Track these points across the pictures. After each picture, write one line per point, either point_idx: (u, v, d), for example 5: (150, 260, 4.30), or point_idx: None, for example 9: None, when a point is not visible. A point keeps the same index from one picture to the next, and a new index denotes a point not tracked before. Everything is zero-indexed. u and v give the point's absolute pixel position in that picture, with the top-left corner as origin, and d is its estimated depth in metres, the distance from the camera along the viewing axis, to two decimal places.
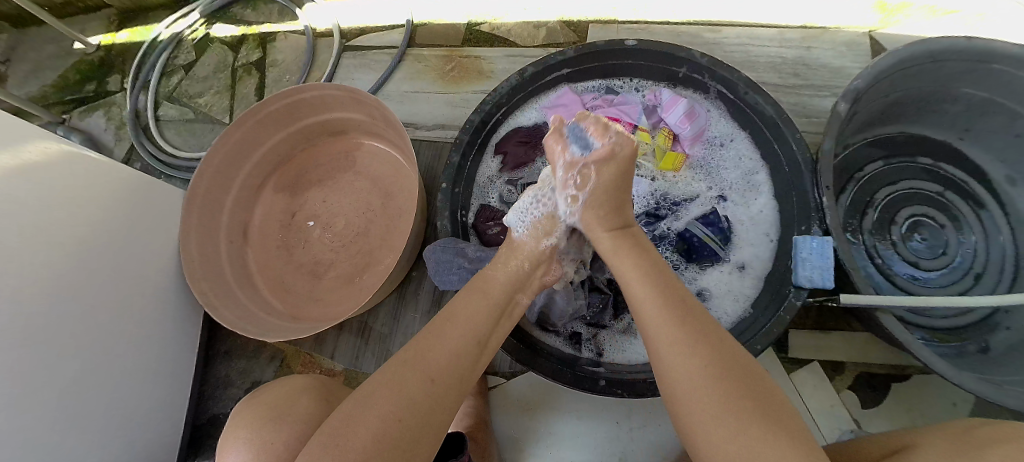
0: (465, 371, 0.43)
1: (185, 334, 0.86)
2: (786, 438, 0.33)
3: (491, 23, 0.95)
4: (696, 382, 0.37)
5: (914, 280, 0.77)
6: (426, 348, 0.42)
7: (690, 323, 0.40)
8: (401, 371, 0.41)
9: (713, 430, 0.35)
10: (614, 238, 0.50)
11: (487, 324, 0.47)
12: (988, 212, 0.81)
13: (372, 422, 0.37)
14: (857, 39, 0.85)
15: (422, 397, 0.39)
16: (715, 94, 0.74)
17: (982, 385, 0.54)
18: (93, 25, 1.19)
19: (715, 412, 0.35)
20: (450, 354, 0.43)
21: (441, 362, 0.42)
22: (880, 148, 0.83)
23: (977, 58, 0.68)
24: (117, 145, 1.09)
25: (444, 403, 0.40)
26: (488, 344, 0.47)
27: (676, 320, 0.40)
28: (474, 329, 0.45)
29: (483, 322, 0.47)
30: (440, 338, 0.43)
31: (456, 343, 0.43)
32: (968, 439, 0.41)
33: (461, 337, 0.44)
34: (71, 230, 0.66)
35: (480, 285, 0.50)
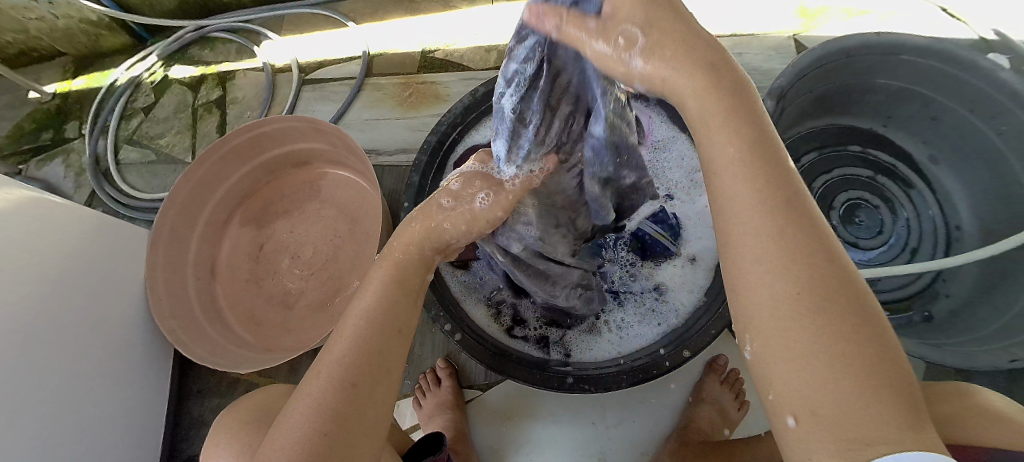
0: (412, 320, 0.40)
1: (154, 376, 0.84)
2: (871, 362, 0.23)
3: (445, 49, 1.00)
4: (768, 270, 0.26)
5: (857, 259, 0.83)
6: (333, 353, 0.36)
7: (777, 178, 0.27)
8: (309, 385, 0.35)
9: (775, 339, 0.25)
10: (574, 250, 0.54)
11: (404, 303, 0.39)
12: (918, 190, 0.88)
13: (295, 446, 0.32)
14: (783, 43, 0.93)
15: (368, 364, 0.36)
16: (656, 102, 0.79)
17: (917, 348, 0.59)
18: (48, 73, 1.18)
19: (784, 316, 0.25)
20: (356, 348, 0.35)
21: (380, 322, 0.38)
22: (814, 140, 0.90)
23: (886, 51, 0.75)
24: (77, 191, 1.07)
25: (373, 400, 0.35)
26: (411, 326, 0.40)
27: (763, 182, 0.27)
28: (385, 316, 0.38)
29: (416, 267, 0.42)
30: (346, 336, 0.36)
31: (365, 335, 0.36)
32: None
33: (373, 327, 0.37)
34: (35, 275, 0.65)
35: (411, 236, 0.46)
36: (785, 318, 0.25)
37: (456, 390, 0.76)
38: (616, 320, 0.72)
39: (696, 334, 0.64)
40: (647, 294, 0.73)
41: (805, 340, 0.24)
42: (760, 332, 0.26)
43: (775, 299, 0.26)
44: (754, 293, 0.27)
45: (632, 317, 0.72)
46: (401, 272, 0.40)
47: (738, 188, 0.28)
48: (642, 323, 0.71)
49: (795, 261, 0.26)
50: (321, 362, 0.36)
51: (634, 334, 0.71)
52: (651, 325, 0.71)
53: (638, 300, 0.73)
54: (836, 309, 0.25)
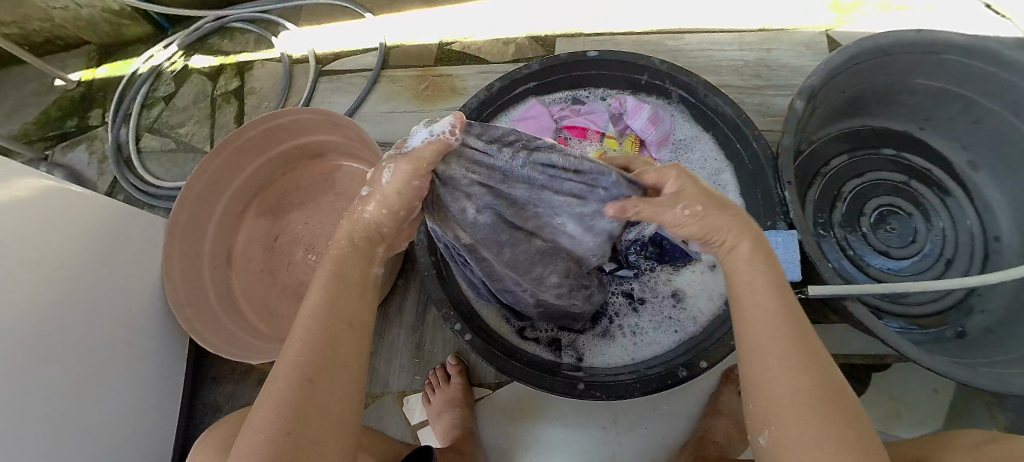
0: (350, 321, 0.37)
1: (169, 364, 0.85)
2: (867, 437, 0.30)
3: (462, 42, 0.98)
4: (788, 371, 0.33)
5: (886, 269, 0.79)
6: (288, 351, 0.35)
7: (796, 316, 0.36)
8: (270, 386, 0.33)
9: (782, 416, 0.32)
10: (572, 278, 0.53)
11: (352, 297, 0.39)
12: (955, 198, 0.83)
13: (258, 445, 0.31)
14: (815, 39, 0.89)
15: (308, 376, 0.33)
16: (677, 99, 0.76)
17: (953, 368, 0.56)
18: (74, 61, 1.20)
19: (795, 409, 0.32)
20: (312, 342, 0.35)
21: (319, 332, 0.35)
22: (844, 142, 0.86)
23: (928, 50, 0.71)
24: (100, 178, 1.09)
25: (341, 395, 0.35)
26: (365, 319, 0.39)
27: (784, 313, 0.36)
28: (328, 313, 0.37)
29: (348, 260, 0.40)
30: (304, 332, 0.35)
31: (315, 331, 0.35)
32: None
33: (324, 322, 0.36)
34: (54, 261, 0.66)
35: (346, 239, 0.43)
36: (796, 408, 0.32)
37: (466, 389, 0.76)
38: (631, 325, 0.70)
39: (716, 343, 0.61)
40: (664, 301, 0.71)
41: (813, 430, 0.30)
42: (776, 421, 0.32)
43: (789, 397, 0.32)
44: (767, 389, 0.34)
45: (648, 323, 0.70)
46: (343, 268, 0.39)
47: (761, 312, 0.36)
48: (659, 329, 0.69)
49: (807, 371, 0.33)
50: (280, 360, 0.35)
51: (649, 340, 0.69)
52: (668, 333, 0.69)
53: (654, 306, 0.71)
54: (841, 412, 0.31)
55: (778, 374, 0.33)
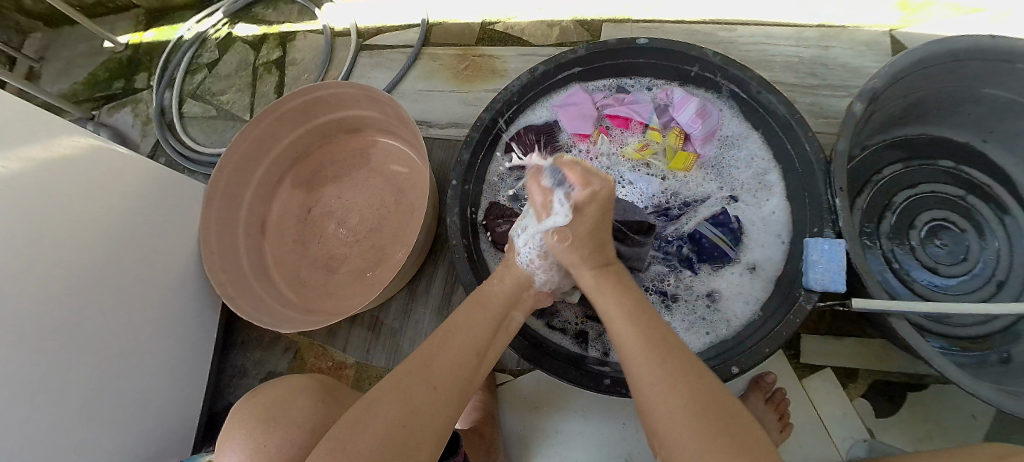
0: (465, 380, 0.44)
1: (202, 326, 0.88)
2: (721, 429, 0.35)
3: (506, 22, 0.96)
4: (666, 387, 0.39)
5: (933, 286, 0.75)
6: (429, 358, 0.43)
7: (656, 340, 0.43)
8: (406, 377, 0.41)
9: (671, 428, 0.37)
10: (598, 272, 0.53)
11: (486, 338, 0.49)
12: (1012, 216, 0.77)
13: (378, 434, 0.37)
14: (878, 38, 0.84)
15: (426, 402, 0.40)
16: (728, 94, 0.73)
17: (1000, 396, 0.52)
18: (122, 24, 1.23)
19: (680, 418, 0.36)
20: (451, 364, 0.44)
21: (446, 369, 0.43)
22: (899, 150, 0.81)
23: (1001, 58, 0.66)
24: (143, 141, 1.13)
25: (449, 410, 0.41)
26: (487, 359, 0.48)
27: (647, 337, 0.43)
28: (462, 341, 0.46)
29: (481, 335, 0.48)
30: (446, 349, 0.44)
31: (456, 355, 0.45)
32: None
33: (460, 346, 0.46)
34: (94, 218, 0.68)
35: (477, 299, 0.53)
36: (678, 418, 0.37)
37: (488, 373, 0.76)
38: None
39: (748, 350, 0.59)
40: (698, 301, 0.69)
41: (693, 434, 0.35)
42: (666, 435, 0.37)
43: (672, 407, 0.37)
44: (659, 407, 0.38)
45: (678, 323, 0.68)
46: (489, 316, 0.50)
47: (634, 343, 0.44)
48: (689, 329, 0.68)
49: (686, 383, 0.39)
50: (415, 362, 0.43)
51: None
52: (698, 334, 0.67)
53: (686, 306, 0.69)
54: (715, 414, 0.36)
55: (661, 392, 0.39)
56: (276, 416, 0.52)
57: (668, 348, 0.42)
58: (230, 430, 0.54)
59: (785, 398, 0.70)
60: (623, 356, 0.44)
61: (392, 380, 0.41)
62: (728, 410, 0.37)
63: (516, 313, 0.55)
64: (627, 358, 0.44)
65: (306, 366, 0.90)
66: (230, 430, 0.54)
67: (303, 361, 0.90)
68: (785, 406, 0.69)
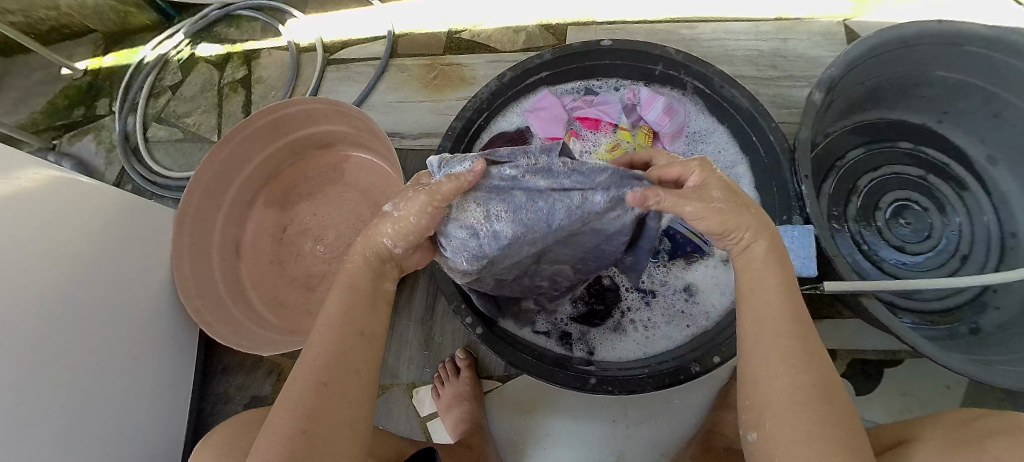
0: (347, 366, 0.39)
1: (179, 354, 0.86)
2: None
3: (472, 30, 0.96)
4: (779, 366, 0.36)
5: (902, 264, 0.78)
6: (310, 360, 0.38)
7: (788, 323, 0.38)
8: (285, 392, 0.37)
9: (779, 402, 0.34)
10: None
11: (363, 314, 0.42)
12: (972, 192, 0.81)
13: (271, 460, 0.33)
14: (833, 28, 0.86)
15: (309, 409, 0.35)
16: (693, 90, 0.75)
17: (969, 366, 0.54)
18: (81, 50, 1.19)
19: (792, 396, 0.34)
20: (330, 354, 0.39)
21: (319, 366, 0.37)
22: (860, 135, 0.84)
23: (949, 41, 0.69)
24: (108, 169, 1.09)
25: (355, 395, 0.38)
26: (376, 331, 0.43)
27: (789, 307, 0.39)
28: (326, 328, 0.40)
29: (355, 311, 0.42)
30: (323, 343, 0.39)
31: (328, 348, 0.39)
32: (958, 426, 0.41)
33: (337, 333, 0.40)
34: (63, 251, 0.66)
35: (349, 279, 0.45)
36: (793, 396, 0.34)
37: (475, 381, 0.75)
38: (640, 318, 0.70)
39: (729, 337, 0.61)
40: (677, 295, 0.71)
41: (811, 414, 0.33)
42: (772, 408, 0.35)
43: (781, 386, 0.35)
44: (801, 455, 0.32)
45: (659, 317, 0.70)
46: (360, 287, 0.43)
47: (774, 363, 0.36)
48: (670, 323, 0.69)
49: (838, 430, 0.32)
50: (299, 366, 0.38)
51: (660, 334, 0.69)
52: (680, 327, 0.69)
53: (665, 301, 0.70)
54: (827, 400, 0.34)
55: (776, 367, 0.36)
56: (256, 441, 0.51)
57: (801, 326, 0.38)
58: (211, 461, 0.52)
59: None
60: (741, 324, 0.40)
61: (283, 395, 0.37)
62: (838, 399, 0.34)
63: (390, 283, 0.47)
64: None
65: None
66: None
67: None
68: None
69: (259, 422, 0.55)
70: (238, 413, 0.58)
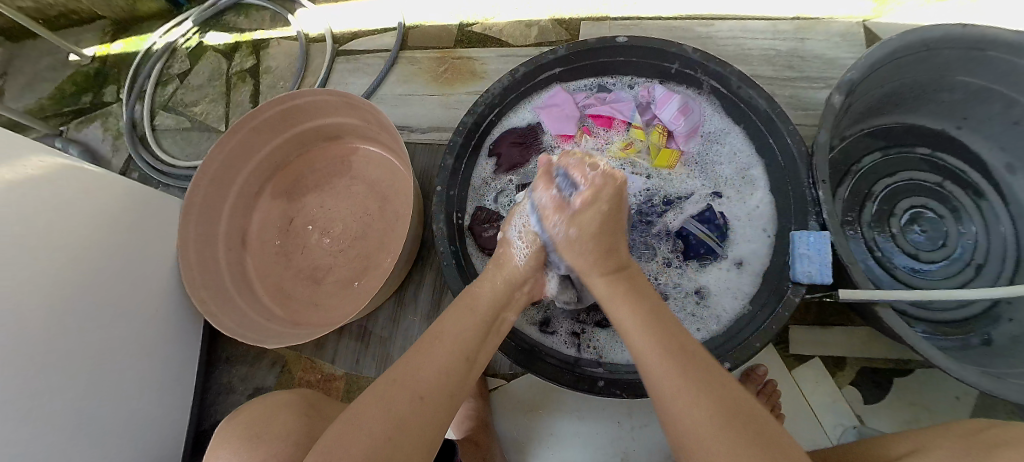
0: (452, 386, 0.42)
1: (183, 344, 0.86)
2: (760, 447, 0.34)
3: (484, 23, 0.95)
4: (688, 397, 0.38)
5: (915, 272, 0.77)
6: (416, 367, 0.42)
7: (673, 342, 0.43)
8: (393, 389, 0.40)
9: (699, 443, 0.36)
10: (608, 283, 0.50)
11: (476, 342, 0.47)
12: (988, 201, 0.79)
13: (362, 448, 0.36)
14: (852, 29, 0.84)
15: (411, 413, 0.39)
16: (709, 89, 0.73)
17: (982, 379, 0.53)
18: (89, 36, 1.19)
19: (705, 430, 0.36)
20: (439, 370, 0.42)
21: (431, 378, 0.41)
22: (876, 139, 0.83)
23: (971, 45, 0.67)
24: (115, 156, 1.09)
25: (442, 419, 0.40)
26: (476, 364, 0.46)
27: (666, 345, 0.42)
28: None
29: (471, 339, 0.47)
30: (435, 355, 0.43)
31: (443, 363, 0.43)
32: (976, 441, 0.40)
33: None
34: (68, 240, 0.66)
35: (467, 303, 0.51)
36: (705, 429, 0.36)
37: (481, 380, 0.75)
38: None
39: (741, 344, 0.60)
40: (688, 298, 0.69)
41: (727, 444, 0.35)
42: (693, 447, 0.36)
43: (700, 418, 0.37)
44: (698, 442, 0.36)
45: None
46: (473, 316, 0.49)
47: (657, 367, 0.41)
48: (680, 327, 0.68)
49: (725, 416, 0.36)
50: (404, 372, 0.42)
51: None
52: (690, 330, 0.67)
53: (676, 304, 0.69)
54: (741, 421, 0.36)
55: (685, 407, 0.38)
56: (259, 435, 0.51)
57: (688, 356, 0.41)
58: (214, 454, 0.52)
59: (775, 390, 0.71)
60: (643, 365, 0.42)
61: (373, 393, 0.40)
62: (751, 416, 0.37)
63: (509, 312, 0.54)
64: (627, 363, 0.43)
65: (294, 381, 0.88)
66: (214, 456, 0.52)
67: (291, 375, 0.88)
68: (775, 398, 0.70)
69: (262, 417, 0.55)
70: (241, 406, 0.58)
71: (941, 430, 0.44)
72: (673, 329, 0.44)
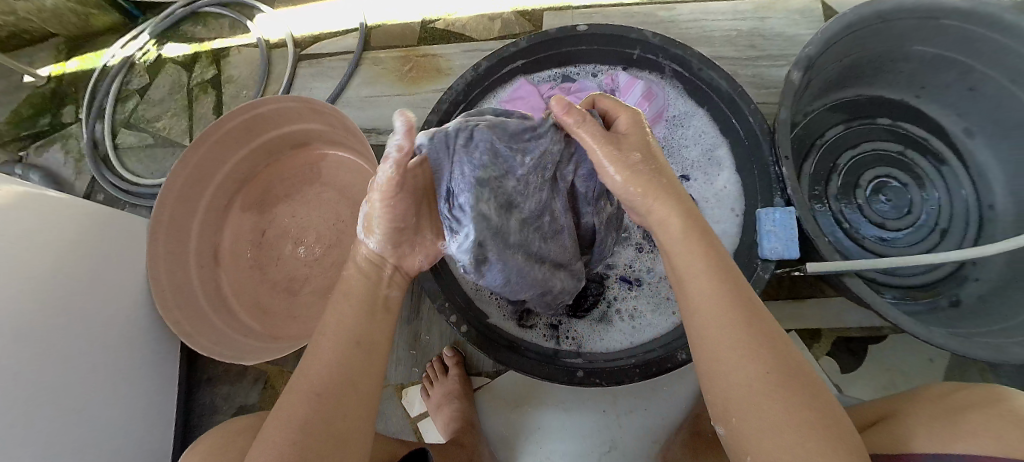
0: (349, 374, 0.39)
1: (160, 366, 0.84)
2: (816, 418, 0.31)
3: (446, 20, 0.94)
4: (735, 345, 0.34)
5: (882, 241, 0.78)
6: (313, 369, 0.39)
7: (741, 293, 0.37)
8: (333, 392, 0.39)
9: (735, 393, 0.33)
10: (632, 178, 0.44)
11: (364, 322, 0.43)
12: (949, 165, 0.81)
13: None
14: (810, 5, 0.85)
15: (313, 414, 0.36)
16: (671, 73, 0.74)
17: (950, 340, 0.55)
18: (42, 56, 1.14)
19: (755, 375, 0.33)
20: (331, 365, 0.39)
21: (322, 373, 0.38)
22: (840, 112, 0.84)
23: (926, 15, 0.68)
24: (78, 178, 1.06)
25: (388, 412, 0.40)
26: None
27: (725, 289, 0.37)
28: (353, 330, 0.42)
29: (355, 322, 0.42)
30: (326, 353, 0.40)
31: (335, 357, 0.40)
32: (939, 404, 0.41)
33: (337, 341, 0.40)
34: (34, 269, 0.64)
35: (343, 291, 0.46)
36: (752, 386, 0.33)
37: (464, 379, 0.75)
38: (626, 308, 0.69)
39: None
40: (662, 283, 0.70)
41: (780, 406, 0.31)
42: (733, 399, 0.33)
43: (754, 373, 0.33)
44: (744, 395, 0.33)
45: (644, 305, 0.69)
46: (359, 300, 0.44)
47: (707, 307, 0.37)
48: (655, 312, 0.68)
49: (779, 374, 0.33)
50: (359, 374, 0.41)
51: (644, 324, 0.68)
52: (666, 315, 0.68)
53: (650, 289, 0.70)
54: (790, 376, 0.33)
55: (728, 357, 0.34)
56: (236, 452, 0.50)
57: (751, 304, 0.36)
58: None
59: None
60: (694, 303, 0.38)
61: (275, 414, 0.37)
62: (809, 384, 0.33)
63: (391, 289, 0.47)
64: None
65: (279, 395, 0.87)
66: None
67: (274, 389, 0.87)
68: None
69: (240, 434, 0.54)
70: (221, 425, 0.58)
71: (908, 396, 0.45)
72: (730, 273, 0.39)
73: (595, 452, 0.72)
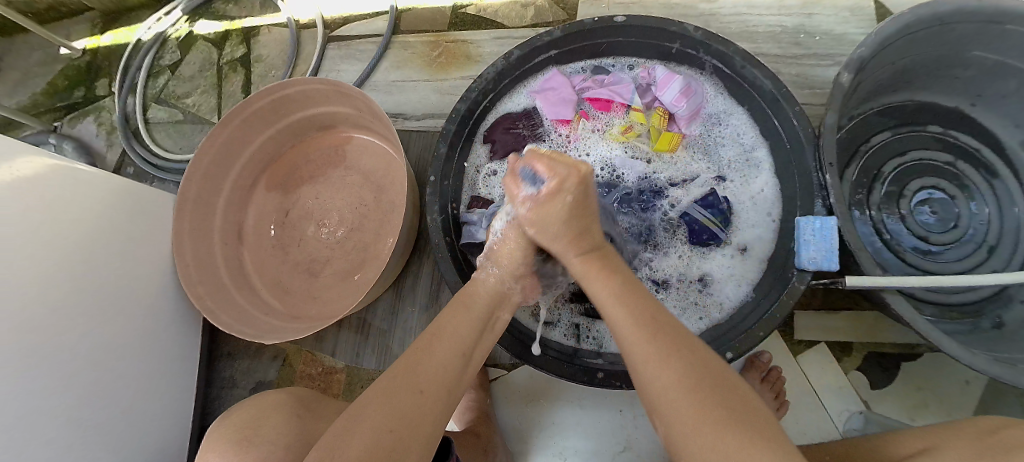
0: (454, 380, 0.43)
1: (183, 341, 0.85)
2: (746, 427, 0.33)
3: (477, 5, 0.92)
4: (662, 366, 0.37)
5: (925, 255, 0.74)
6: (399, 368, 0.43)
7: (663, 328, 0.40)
8: (394, 384, 0.41)
9: (665, 402, 0.36)
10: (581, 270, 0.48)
11: (473, 336, 0.48)
12: (1003, 180, 0.76)
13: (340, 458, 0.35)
14: (861, 4, 0.81)
15: (411, 405, 0.39)
16: (711, 70, 0.71)
17: (993, 366, 0.51)
18: (79, 29, 1.16)
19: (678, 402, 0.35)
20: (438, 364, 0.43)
21: (432, 369, 0.42)
22: (888, 117, 0.79)
23: (989, 19, 0.63)
24: (110, 151, 1.08)
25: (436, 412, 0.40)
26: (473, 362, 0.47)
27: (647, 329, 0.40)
28: (452, 342, 0.46)
29: (470, 333, 0.48)
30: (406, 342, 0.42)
31: (443, 358, 0.44)
32: (985, 441, 0.38)
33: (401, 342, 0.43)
34: (64, 238, 0.65)
35: (463, 299, 0.51)
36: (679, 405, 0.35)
37: (481, 371, 0.74)
38: None
39: (743, 334, 0.58)
40: (692, 286, 0.68)
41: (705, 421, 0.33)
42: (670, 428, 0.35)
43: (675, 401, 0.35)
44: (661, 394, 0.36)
45: (672, 308, 0.67)
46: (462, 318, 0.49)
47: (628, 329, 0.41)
48: (682, 315, 0.67)
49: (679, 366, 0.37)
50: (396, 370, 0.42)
51: None
52: (693, 319, 0.66)
53: (679, 292, 0.68)
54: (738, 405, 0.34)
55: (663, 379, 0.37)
56: (256, 433, 0.51)
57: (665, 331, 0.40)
58: (214, 447, 0.52)
59: (779, 376, 0.71)
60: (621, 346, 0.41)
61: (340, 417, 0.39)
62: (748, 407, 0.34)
63: (503, 311, 0.53)
64: (631, 372, 0.40)
65: (296, 374, 0.88)
66: (215, 451, 0.52)
67: (292, 368, 0.88)
68: (779, 385, 0.70)
69: (256, 414, 0.55)
70: (237, 405, 0.58)
71: (947, 425, 0.42)
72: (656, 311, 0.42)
73: (610, 451, 0.71)
